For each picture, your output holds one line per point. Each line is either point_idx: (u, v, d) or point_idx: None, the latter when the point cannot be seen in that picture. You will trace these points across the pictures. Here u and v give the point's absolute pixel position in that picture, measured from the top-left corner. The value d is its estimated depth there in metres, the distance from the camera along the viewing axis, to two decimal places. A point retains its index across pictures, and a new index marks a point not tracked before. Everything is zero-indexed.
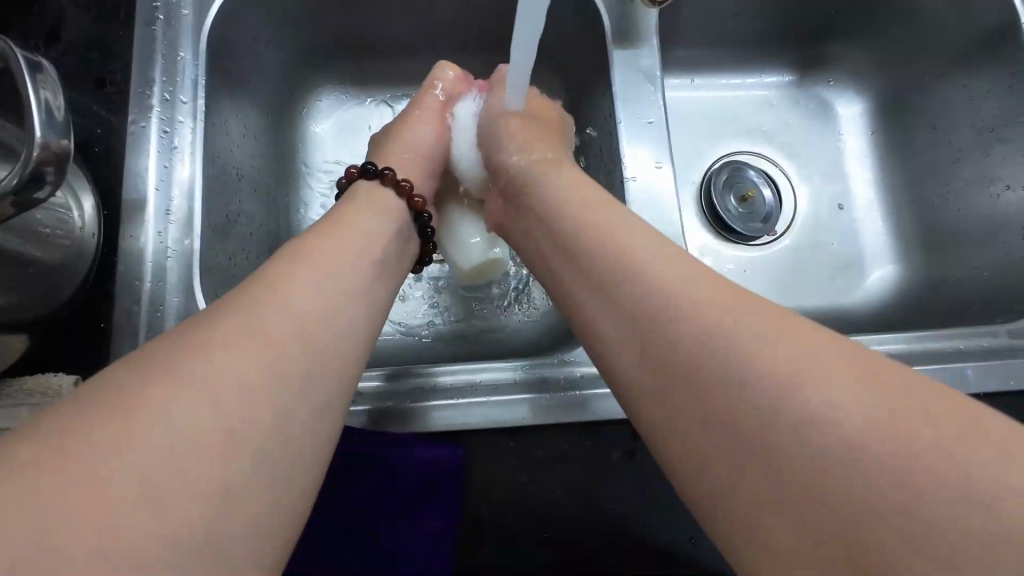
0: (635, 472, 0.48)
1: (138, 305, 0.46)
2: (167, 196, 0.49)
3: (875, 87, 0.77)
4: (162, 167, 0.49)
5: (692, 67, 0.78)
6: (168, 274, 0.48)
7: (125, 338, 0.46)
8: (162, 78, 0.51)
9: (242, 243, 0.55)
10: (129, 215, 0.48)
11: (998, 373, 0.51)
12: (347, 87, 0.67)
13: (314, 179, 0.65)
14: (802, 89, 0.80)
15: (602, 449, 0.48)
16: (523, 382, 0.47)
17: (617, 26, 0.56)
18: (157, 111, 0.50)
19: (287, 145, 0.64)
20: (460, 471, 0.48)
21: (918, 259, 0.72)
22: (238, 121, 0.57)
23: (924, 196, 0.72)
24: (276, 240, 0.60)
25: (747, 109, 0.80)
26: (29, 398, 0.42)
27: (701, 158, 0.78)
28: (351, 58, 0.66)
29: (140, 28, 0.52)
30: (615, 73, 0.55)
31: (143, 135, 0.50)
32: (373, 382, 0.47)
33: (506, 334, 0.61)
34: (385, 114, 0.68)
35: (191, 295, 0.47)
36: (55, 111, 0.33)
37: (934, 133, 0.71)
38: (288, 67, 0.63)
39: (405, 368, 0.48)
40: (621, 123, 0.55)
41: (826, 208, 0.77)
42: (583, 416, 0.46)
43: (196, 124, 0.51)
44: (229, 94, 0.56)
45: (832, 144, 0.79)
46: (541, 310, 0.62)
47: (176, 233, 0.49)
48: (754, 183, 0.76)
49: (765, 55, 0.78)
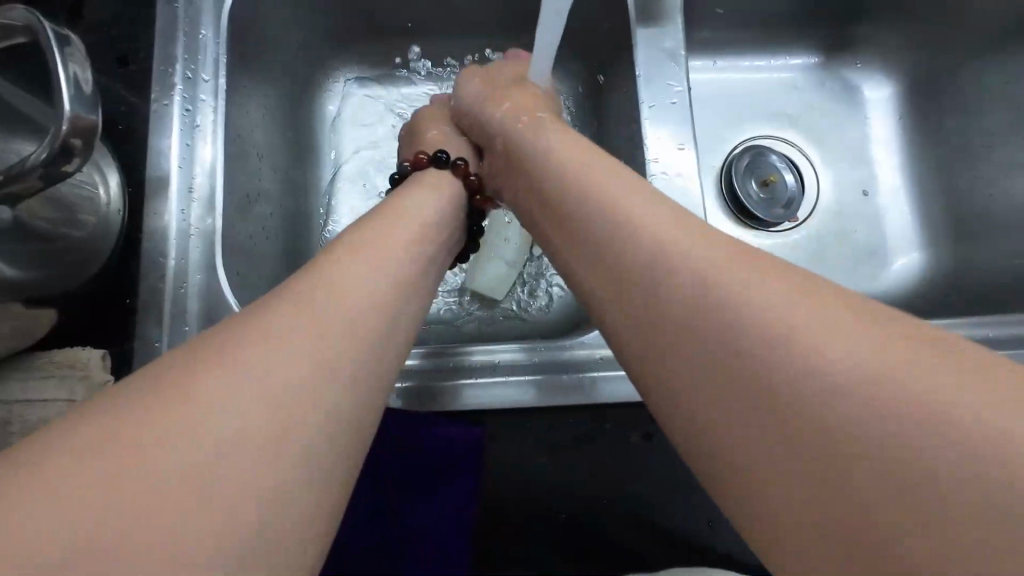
0: (652, 456, 0.48)
1: (163, 281, 0.47)
2: (190, 174, 0.49)
3: (906, 69, 0.74)
4: (184, 146, 0.50)
5: (714, 50, 0.76)
6: (191, 252, 0.48)
7: (150, 312, 0.46)
8: (183, 57, 0.51)
9: (262, 223, 0.56)
10: (153, 193, 0.49)
11: None
12: (365, 68, 0.67)
13: (333, 161, 0.65)
14: (828, 71, 0.78)
15: (621, 431, 0.48)
16: (541, 364, 0.47)
17: (640, 4, 0.55)
18: (179, 90, 0.50)
19: (306, 127, 0.64)
20: (477, 451, 0.48)
21: (944, 247, 0.70)
22: (258, 101, 0.57)
23: (955, 183, 0.70)
24: (295, 220, 0.60)
25: (771, 92, 0.78)
26: (61, 370, 0.44)
27: (722, 142, 0.76)
28: (369, 37, 0.65)
29: (161, 6, 0.52)
30: (638, 53, 0.54)
31: (166, 114, 0.50)
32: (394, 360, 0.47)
33: (520, 316, 0.61)
34: (403, 96, 0.68)
35: (214, 273, 0.48)
36: (84, 85, 0.34)
37: (967, 118, 0.69)
38: (307, 46, 0.63)
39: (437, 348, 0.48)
40: (643, 104, 0.54)
41: (849, 195, 0.75)
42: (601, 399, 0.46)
43: (217, 102, 0.51)
44: (250, 74, 0.56)
45: (858, 130, 0.77)
46: (561, 287, 0.62)
47: (199, 211, 0.49)
48: (776, 168, 0.75)
49: (791, 37, 0.76)
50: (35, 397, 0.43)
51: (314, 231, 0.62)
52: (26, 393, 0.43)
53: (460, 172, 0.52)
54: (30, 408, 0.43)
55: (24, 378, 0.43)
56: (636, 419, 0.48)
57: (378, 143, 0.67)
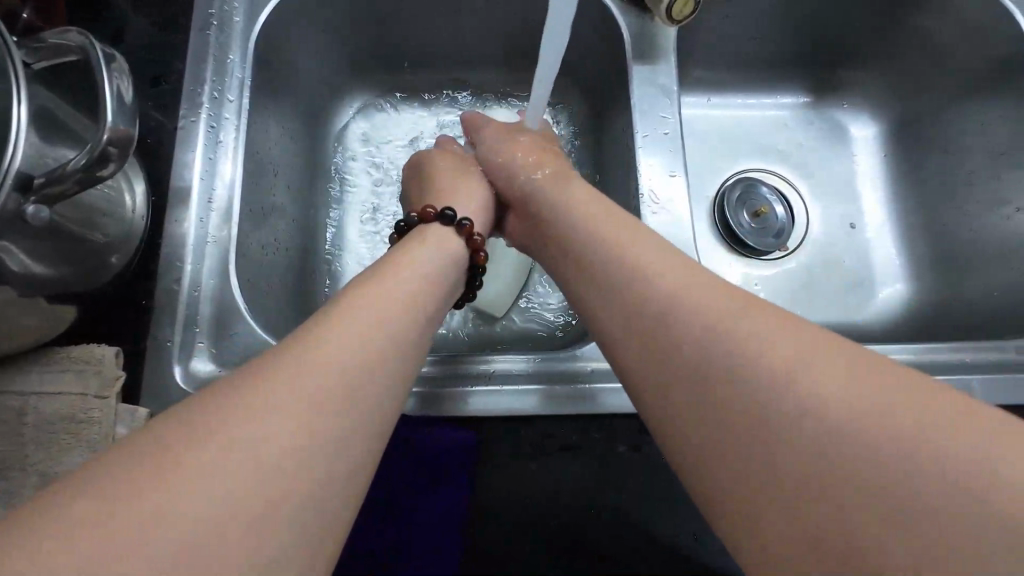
0: (640, 465, 0.50)
1: (179, 285, 0.50)
2: (211, 186, 0.53)
3: (888, 111, 0.78)
4: (207, 160, 0.53)
5: (709, 87, 0.81)
6: (207, 259, 0.51)
7: (165, 314, 0.49)
8: (212, 78, 0.55)
9: (275, 234, 0.59)
10: (175, 203, 0.51)
11: (1005, 387, 0.51)
12: (380, 95, 0.72)
13: (341, 179, 0.69)
14: (816, 112, 0.82)
15: (608, 441, 0.49)
16: (535, 375, 0.49)
17: (636, 44, 0.59)
18: (206, 108, 0.54)
19: (321, 148, 0.68)
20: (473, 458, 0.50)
21: (929, 279, 0.73)
22: (278, 123, 0.61)
23: (937, 219, 0.73)
24: (304, 235, 0.64)
25: (762, 129, 0.82)
26: (75, 366, 0.46)
27: (715, 175, 0.80)
28: (384, 67, 0.70)
29: (195, 32, 0.56)
30: (633, 87, 0.58)
31: (192, 130, 0.53)
32: None
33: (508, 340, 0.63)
34: (412, 125, 0.72)
35: (227, 278, 0.51)
36: (125, 99, 0.37)
37: (944, 159, 0.72)
38: (325, 71, 0.67)
39: (439, 356, 0.50)
40: (637, 134, 0.57)
41: (838, 228, 0.78)
42: (587, 408, 0.48)
43: (241, 121, 0.55)
44: (272, 98, 0.60)
45: (845, 166, 0.80)
46: (550, 316, 0.65)
47: (217, 220, 0.52)
48: (767, 200, 0.79)
49: (781, 79, 0.81)
50: (50, 391, 0.45)
51: (320, 246, 0.65)
52: (40, 386, 0.45)
53: (464, 231, 0.51)
54: (46, 401, 0.45)
55: (42, 370, 0.46)
56: (625, 429, 0.49)
57: (387, 167, 0.71)
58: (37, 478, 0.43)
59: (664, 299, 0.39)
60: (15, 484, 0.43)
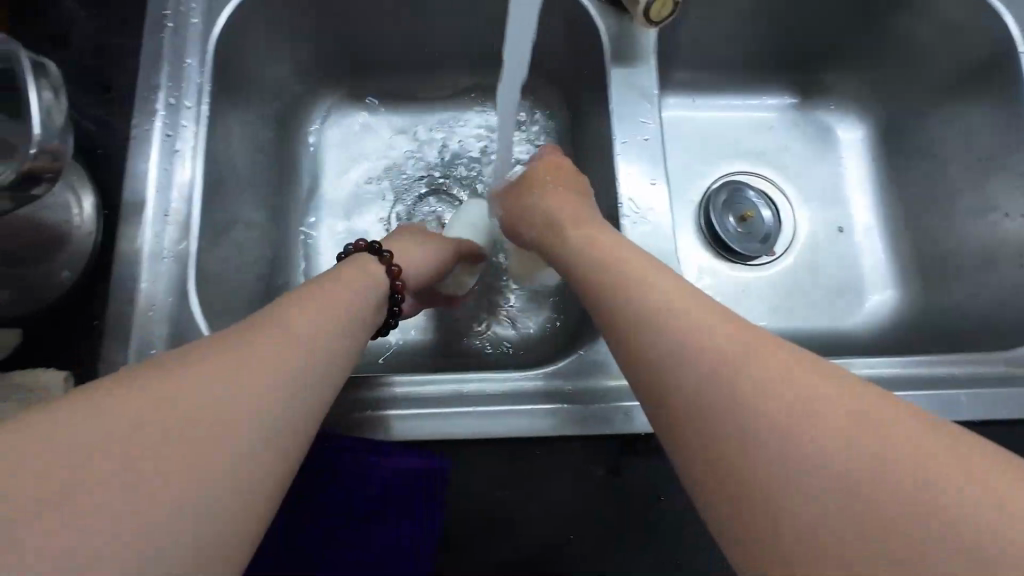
0: (619, 489, 0.48)
1: (132, 304, 0.47)
2: (167, 198, 0.50)
3: (875, 112, 0.77)
4: (163, 170, 0.50)
5: (693, 88, 0.79)
6: (163, 276, 0.48)
7: (116, 335, 0.46)
8: (167, 84, 0.52)
9: (240, 247, 0.56)
10: (127, 216, 0.49)
11: (992, 402, 0.49)
12: (352, 99, 0.69)
13: (312, 187, 0.66)
14: (803, 113, 0.80)
15: (586, 466, 0.47)
16: (507, 396, 0.46)
17: (614, 45, 0.57)
18: (161, 115, 0.51)
19: (290, 156, 0.65)
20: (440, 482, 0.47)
21: (916, 285, 0.71)
22: (242, 130, 0.58)
23: (924, 223, 0.71)
24: (271, 246, 0.61)
25: (748, 131, 0.80)
26: (16, 393, 0.43)
27: (701, 178, 0.78)
28: (354, 70, 0.67)
29: (149, 35, 0.53)
30: (612, 91, 0.56)
31: (147, 138, 0.51)
32: (372, 389, 0.46)
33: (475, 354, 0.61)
34: (386, 130, 0.70)
35: (185, 296, 0.48)
36: (56, 110, 0.34)
37: (932, 161, 0.71)
38: (292, 74, 0.64)
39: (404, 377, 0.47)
40: (616, 139, 0.55)
41: (825, 232, 0.76)
42: (562, 430, 0.45)
43: (199, 128, 0.52)
44: (234, 105, 0.57)
45: (832, 168, 0.79)
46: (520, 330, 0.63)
47: (174, 234, 0.49)
48: (753, 204, 0.77)
49: (766, 79, 0.79)
50: None
51: (290, 257, 0.63)
52: None
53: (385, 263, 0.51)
54: None
55: None
56: (604, 455, 0.47)
57: (361, 174, 0.68)
58: None
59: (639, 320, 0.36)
60: None
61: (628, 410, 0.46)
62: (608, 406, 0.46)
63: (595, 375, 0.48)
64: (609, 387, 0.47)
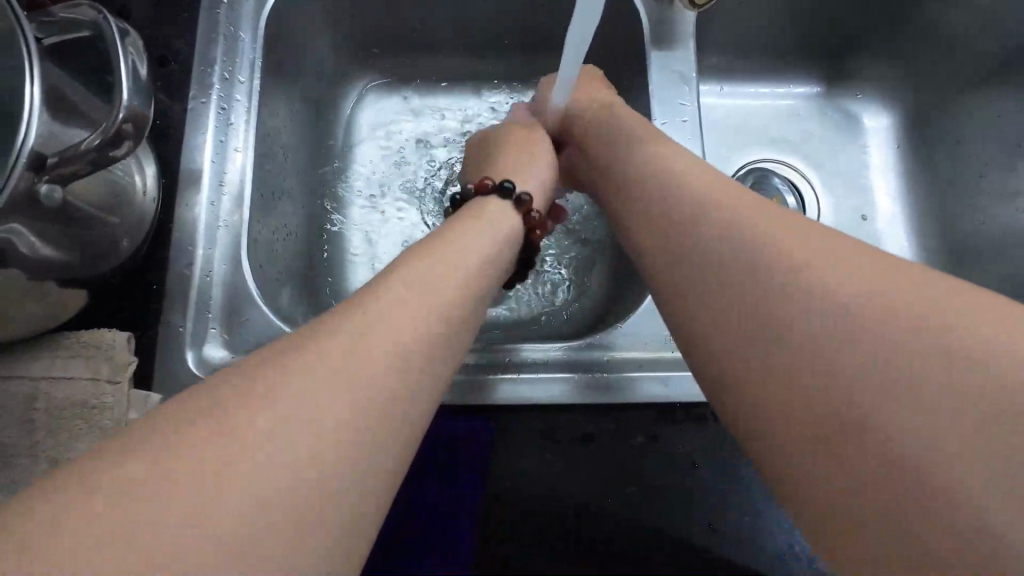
0: (657, 456, 0.49)
1: (190, 270, 0.49)
2: (222, 169, 0.51)
3: (903, 101, 0.78)
4: (217, 142, 0.52)
5: (722, 75, 0.80)
6: (219, 244, 0.50)
7: (176, 299, 0.48)
8: (222, 59, 0.54)
9: (285, 220, 0.58)
10: (186, 186, 0.51)
11: None
12: (390, 80, 0.70)
13: (348, 164, 0.68)
14: (830, 102, 0.81)
15: (625, 433, 0.49)
16: (550, 364, 0.49)
17: (655, 28, 0.58)
18: (216, 90, 0.53)
19: (330, 134, 0.67)
20: (486, 445, 0.50)
21: (940, 272, 0.73)
22: (287, 106, 0.60)
23: (950, 211, 0.73)
24: (312, 221, 0.63)
25: (775, 118, 0.81)
26: (85, 351, 0.45)
27: (728, 164, 0.79)
28: (394, 50, 0.68)
29: (203, 11, 0.55)
30: (651, 73, 0.57)
31: (202, 111, 0.52)
32: None
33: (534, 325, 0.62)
34: (417, 112, 0.71)
35: (239, 263, 0.50)
36: (140, 76, 0.36)
37: (959, 149, 0.72)
38: (335, 53, 0.65)
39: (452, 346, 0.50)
40: (655, 120, 0.57)
41: (850, 218, 0.78)
42: (600, 398, 0.49)
43: (251, 103, 0.53)
44: (281, 81, 0.59)
45: (858, 156, 0.80)
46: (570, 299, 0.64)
47: (229, 204, 0.51)
48: (779, 190, 0.78)
49: (795, 67, 0.80)
50: (60, 376, 0.44)
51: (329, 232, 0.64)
52: (52, 370, 0.44)
53: (522, 207, 0.50)
54: (56, 387, 0.44)
55: (52, 355, 0.45)
56: (641, 420, 0.49)
57: (394, 154, 0.69)
58: (48, 465, 0.43)
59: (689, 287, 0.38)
60: (26, 471, 0.43)
61: (665, 379, 0.49)
62: (645, 377, 0.49)
63: (633, 347, 0.51)
64: (647, 359, 0.50)
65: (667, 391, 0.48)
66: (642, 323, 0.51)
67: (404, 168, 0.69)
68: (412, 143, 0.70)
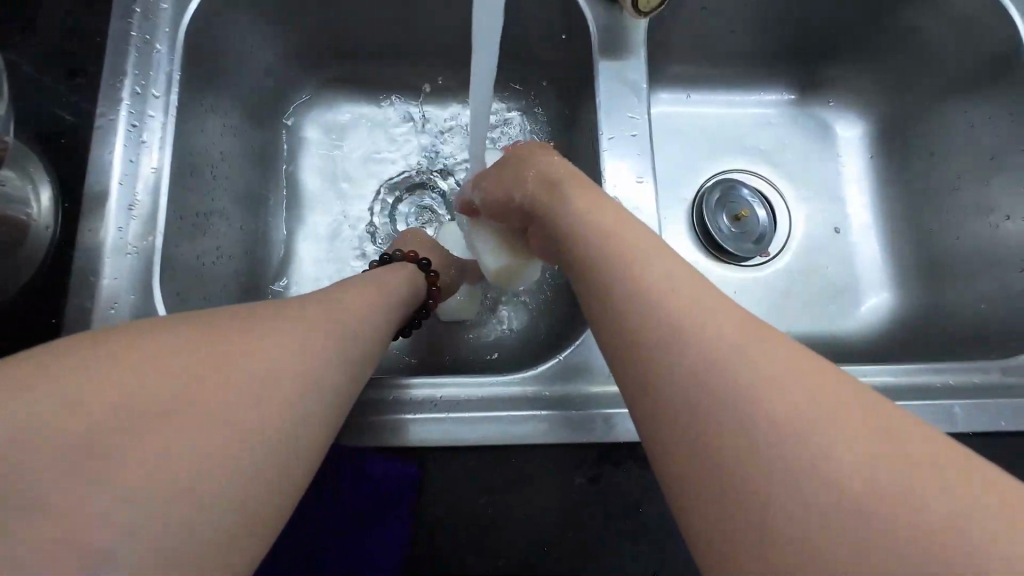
0: (599, 498, 0.46)
1: (94, 301, 0.45)
2: (132, 191, 0.48)
3: (876, 109, 0.74)
4: (127, 161, 0.48)
5: (689, 82, 0.76)
6: (127, 272, 0.46)
7: (76, 333, 0.44)
8: (135, 71, 0.50)
9: (211, 243, 0.54)
10: (88, 211, 0.46)
11: (993, 411, 0.47)
12: (337, 92, 0.67)
13: (291, 178, 0.64)
14: (801, 110, 0.78)
15: (565, 474, 0.46)
16: (486, 400, 0.45)
17: (603, 37, 0.55)
18: (127, 105, 0.49)
19: (269, 148, 0.63)
20: (414, 489, 0.46)
21: (914, 288, 0.69)
22: (214, 119, 0.56)
23: (923, 225, 0.69)
24: (248, 241, 0.59)
25: (744, 127, 0.78)
26: None
27: (695, 176, 0.76)
28: (337, 60, 0.65)
29: (116, 20, 0.51)
30: (600, 84, 0.54)
31: (110, 128, 0.48)
32: None
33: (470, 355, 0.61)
34: (369, 126, 0.68)
35: (150, 292, 0.46)
36: None
37: (933, 161, 0.68)
38: (272, 61, 0.62)
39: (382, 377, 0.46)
40: (603, 135, 0.53)
41: (821, 233, 0.74)
42: (543, 437, 0.44)
43: (167, 119, 0.50)
44: (206, 93, 0.55)
45: (829, 166, 0.77)
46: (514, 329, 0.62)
47: (139, 229, 0.47)
48: (748, 203, 0.74)
49: (764, 74, 0.77)
50: None
51: (266, 254, 0.61)
52: None
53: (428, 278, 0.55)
54: None
55: None
56: (583, 458, 0.46)
57: (344, 170, 0.66)
58: None
59: (619, 326, 0.34)
60: None
61: (609, 417, 0.45)
62: (591, 413, 0.45)
63: (583, 380, 0.47)
64: (595, 392, 0.46)
65: (611, 430, 0.45)
66: (592, 352, 0.48)
67: (353, 186, 0.65)
68: (364, 159, 0.66)
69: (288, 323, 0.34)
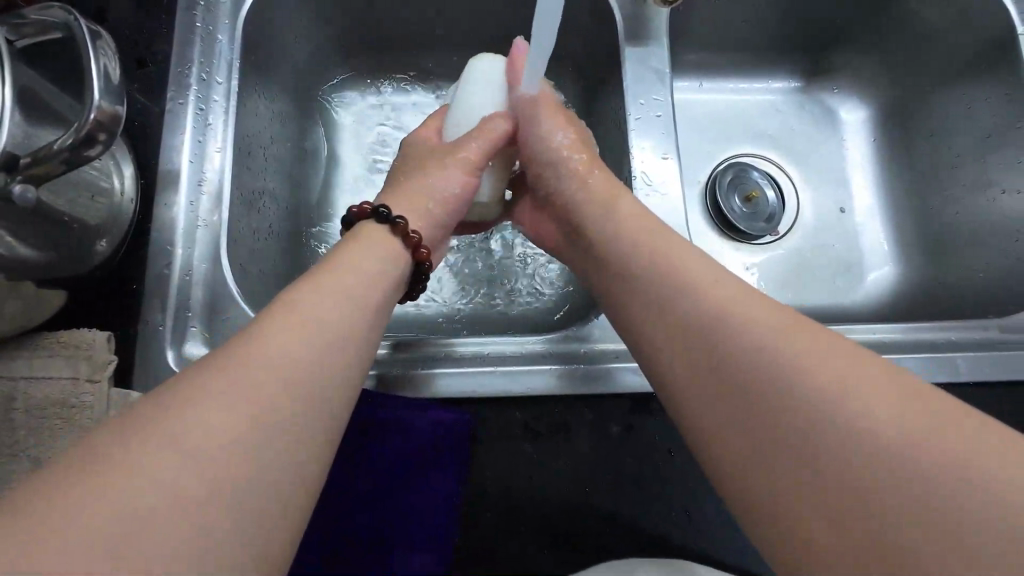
0: (633, 445, 0.50)
1: (169, 269, 0.49)
2: (200, 169, 0.52)
3: (879, 94, 0.79)
4: (195, 142, 0.52)
5: (702, 70, 0.81)
6: (199, 242, 0.50)
7: (156, 298, 0.48)
8: (199, 60, 0.54)
9: (266, 220, 0.58)
10: (164, 186, 0.51)
11: (991, 363, 0.52)
12: (373, 82, 0.71)
13: (332, 161, 0.68)
14: (808, 96, 0.82)
15: (601, 422, 0.51)
16: (527, 356, 0.52)
17: (629, 25, 0.59)
18: (194, 91, 0.53)
19: (312, 132, 0.67)
20: (466, 438, 0.50)
21: (916, 261, 0.74)
22: (266, 106, 0.60)
23: (924, 202, 0.74)
24: (295, 219, 0.63)
25: (754, 113, 0.82)
26: (65, 349, 0.45)
27: (708, 159, 0.80)
28: (374, 51, 0.69)
29: (181, 13, 0.56)
30: (626, 69, 0.58)
31: (181, 112, 0.53)
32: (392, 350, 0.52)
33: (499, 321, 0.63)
34: (403, 112, 0.71)
35: (218, 262, 0.50)
36: (112, 77, 0.37)
37: (934, 142, 0.73)
38: (316, 52, 0.66)
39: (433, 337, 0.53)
40: (630, 116, 0.57)
41: (828, 212, 0.79)
42: (580, 388, 0.51)
43: (229, 104, 0.54)
44: (261, 80, 0.59)
45: (835, 149, 0.81)
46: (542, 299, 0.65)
47: (208, 204, 0.51)
48: (759, 184, 0.79)
49: (772, 63, 0.81)
50: (40, 375, 0.45)
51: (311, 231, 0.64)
52: (33, 370, 0.45)
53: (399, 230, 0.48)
54: (36, 386, 0.44)
55: (30, 356, 0.45)
56: (617, 409, 0.51)
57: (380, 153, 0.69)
58: (29, 464, 0.43)
59: None
60: (6, 470, 0.43)
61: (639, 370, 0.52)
62: (623, 366, 0.52)
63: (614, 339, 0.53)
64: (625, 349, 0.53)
65: (642, 381, 0.51)
66: None
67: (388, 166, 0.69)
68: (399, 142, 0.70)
69: (321, 302, 0.39)
